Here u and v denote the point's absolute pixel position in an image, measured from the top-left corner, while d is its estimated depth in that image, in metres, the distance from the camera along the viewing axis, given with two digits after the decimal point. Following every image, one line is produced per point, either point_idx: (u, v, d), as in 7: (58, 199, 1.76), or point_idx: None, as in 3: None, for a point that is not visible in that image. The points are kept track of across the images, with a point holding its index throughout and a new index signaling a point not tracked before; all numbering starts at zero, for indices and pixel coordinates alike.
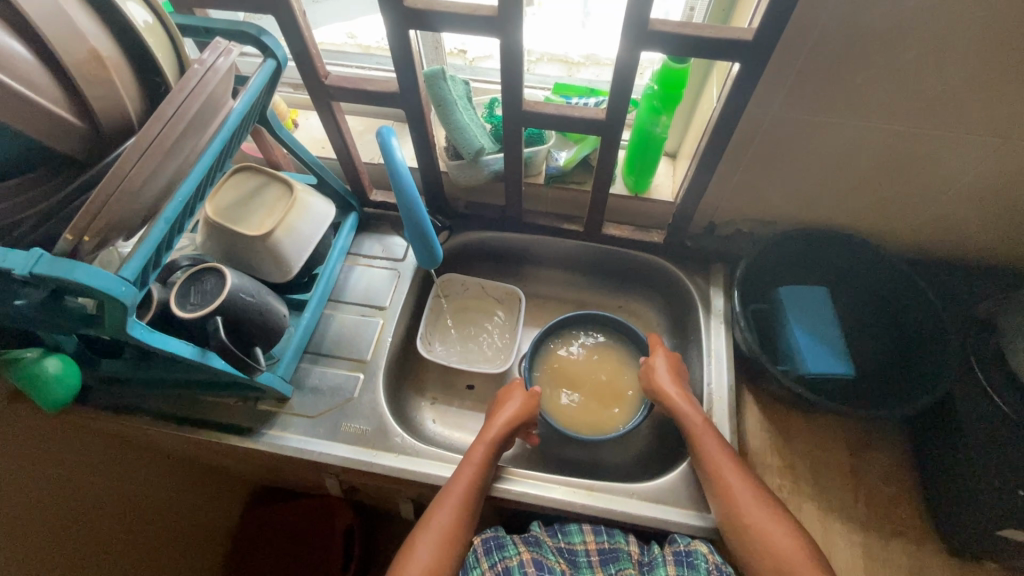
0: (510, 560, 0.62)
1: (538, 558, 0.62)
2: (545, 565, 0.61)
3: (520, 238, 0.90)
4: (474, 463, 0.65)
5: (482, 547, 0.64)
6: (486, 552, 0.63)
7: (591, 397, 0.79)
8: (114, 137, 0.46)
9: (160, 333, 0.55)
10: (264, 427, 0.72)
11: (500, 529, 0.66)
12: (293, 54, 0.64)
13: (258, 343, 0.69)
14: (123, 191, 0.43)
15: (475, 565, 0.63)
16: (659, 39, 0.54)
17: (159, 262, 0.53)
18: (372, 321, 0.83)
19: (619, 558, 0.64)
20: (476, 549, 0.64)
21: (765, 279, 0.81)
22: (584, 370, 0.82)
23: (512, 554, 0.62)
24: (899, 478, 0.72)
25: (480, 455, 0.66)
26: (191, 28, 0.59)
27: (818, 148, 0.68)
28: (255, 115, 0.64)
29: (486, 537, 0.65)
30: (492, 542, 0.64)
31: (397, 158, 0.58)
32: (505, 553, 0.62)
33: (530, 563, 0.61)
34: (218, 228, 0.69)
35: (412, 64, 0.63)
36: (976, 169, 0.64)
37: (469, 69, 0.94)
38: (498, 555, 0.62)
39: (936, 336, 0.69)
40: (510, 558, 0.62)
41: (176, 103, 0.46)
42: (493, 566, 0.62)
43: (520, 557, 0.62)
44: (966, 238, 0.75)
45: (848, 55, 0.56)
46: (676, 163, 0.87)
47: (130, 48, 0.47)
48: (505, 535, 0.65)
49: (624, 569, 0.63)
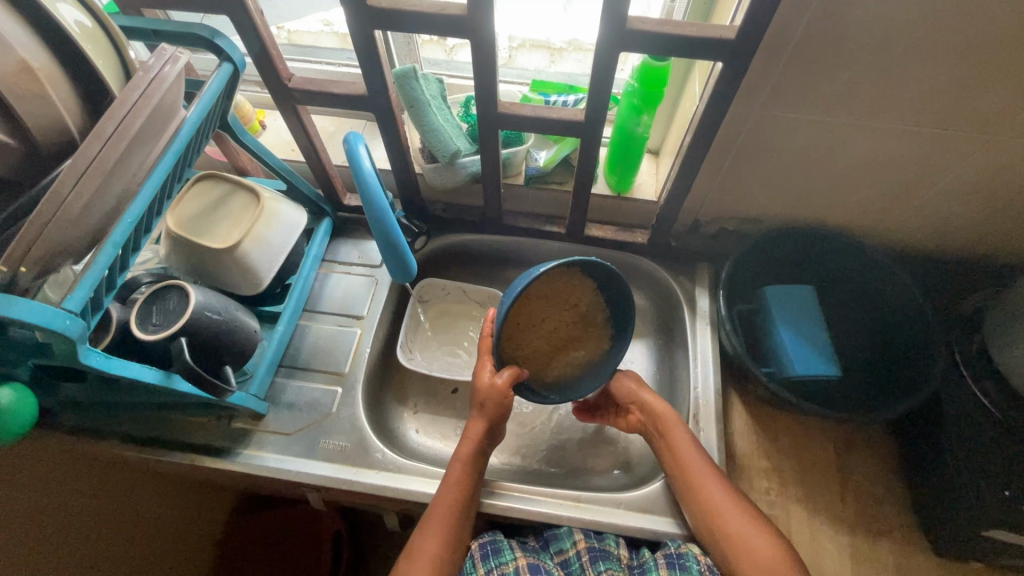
0: (505, 566, 0.62)
1: (535, 563, 0.62)
2: (541, 568, 0.62)
3: (500, 241, 0.88)
4: (449, 489, 0.62)
5: (479, 552, 0.64)
6: (483, 557, 0.63)
7: (556, 344, 0.69)
8: (52, 155, 0.43)
9: (118, 359, 0.52)
10: (238, 447, 0.70)
11: (497, 533, 0.66)
12: (252, 56, 0.60)
13: (228, 361, 0.66)
14: (62, 217, 0.40)
15: (472, 570, 0.62)
16: (639, 38, 0.51)
17: (113, 284, 0.50)
18: (349, 331, 0.80)
19: (609, 557, 0.63)
20: (473, 555, 0.64)
21: (750, 278, 0.80)
22: (555, 313, 0.69)
23: (508, 560, 0.62)
24: (885, 478, 0.71)
25: (456, 476, 0.63)
26: (138, 31, 0.54)
27: (803, 147, 0.66)
28: (213, 122, 0.60)
29: (483, 542, 0.65)
30: (489, 546, 0.64)
31: (365, 167, 0.56)
32: (501, 558, 0.62)
33: (525, 568, 0.61)
34: (180, 241, 0.65)
35: (379, 64, 0.60)
36: (962, 165, 0.63)
37: (445, 64, 0.90)
38: (493, 561, 0.62)
39: (922, 333, 0.68)
40: (506, 564, 0.62)
41: (117, 118, 0.42)
42: (489, 572, 0.61)
43: (516, 562, 0.62)
44: (952, 234, 0.74)
45: (832, 52, 0.54)
46: (659, 160, 0.85)
47: (66, 57, 0.43)
48: (502, 540, 0.65)
49: (613, 567, 0.61)
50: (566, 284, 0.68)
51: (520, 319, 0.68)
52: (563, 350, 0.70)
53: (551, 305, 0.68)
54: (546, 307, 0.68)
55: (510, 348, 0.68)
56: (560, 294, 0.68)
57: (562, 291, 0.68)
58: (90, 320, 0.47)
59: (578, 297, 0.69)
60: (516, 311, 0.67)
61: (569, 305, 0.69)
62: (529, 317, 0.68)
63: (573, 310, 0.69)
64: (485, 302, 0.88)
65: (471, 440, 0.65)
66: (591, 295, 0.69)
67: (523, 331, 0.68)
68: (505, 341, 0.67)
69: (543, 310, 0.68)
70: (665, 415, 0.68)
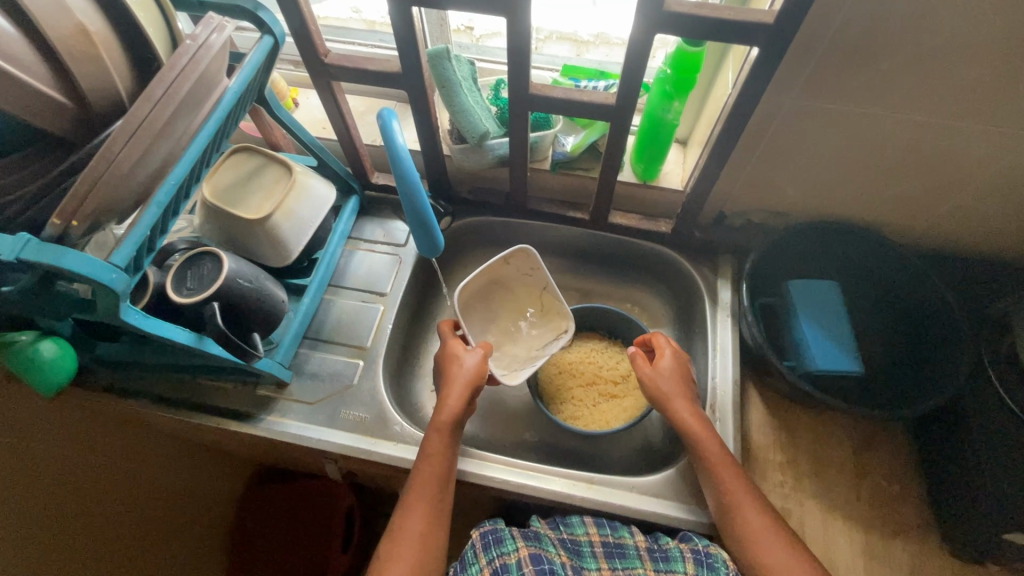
0: (507, 557, 0.59)
1: (537, 553, 0.59)
2: (544, 559, 0.58)
3: (523, 224, 0.88)
4: (413, 516, 0.59)
5: (481, 541, 0.62)
6: (485, 547, 0.61)
7: (598, 401, 0.79)
8: (103, 117, 0.45)
9: (154, 319, 0.54)
10: (263, 413, 0.72)
11: (498, 522, 0.64)
12: (292, 31, 0.62)
13: (256, 328, 0.68)
14: (113, 174, 0.42)
15: (474, 560, 0.61)
16: (675, 21, 0.51)
17: (153, 247, 0.52)
18: (373, 307, 0.81)
19: (626, 554, 0.61)
20: (476, 543, 0.62)
21: (774, 271, 0.79)
22: (592, 367, 0.81)
23: (511, 551, 0.59)
24: (902, 477, 0.71)
25: (422, 499, 0.60)
26: (184, 1, 0.56)
27: (835, 139, 0.65)
28: (252, 95, 0.62)
29: (485, 530, 0.63)
30: (491, 536, 0.62)
31: (399, 142, 0.56)
32: (504, 548, 0.60)
33: (527, 560, 0.58)
34: (215, 210, 0.67)
35: (415, 43, 0.61)
36: (1001, 162, 0.62)
37: (474, 48, 0.91)
38: (495, 551, 0.60)
39: (950, 332, 0.67)
40: (507, 555, 0.59)
41: (166, 82, 0.44)
42: (491, 562, 0.59)
43: (518, 554, 0.59)
44: (984, 232, 0.73)
45: (871, 43, 0.53)
46: (687, 150, 0.84)
47: (119, 22, 0.45)
48: (504, 529, 0.63)
49: (631, 565, 0.60)
50: (606, 350, 0.83)
51: (565, 366, 0.81)
52: (603, 407, 0.78)
53: (593, 364, 0.82)
54: (590, 364, 0.82)
55: (551, 390, 0.80)
56: (601, 356, 0.82)
57: (603, 355, 0.82)
58: (133, 278, 0.49)
59: (618, 361, 0.82)
60: (560, 359, 0.82)
61: (610, 367, 0.81)
62: (571, 367, 0.81)
63: (613, 371, 0.81)
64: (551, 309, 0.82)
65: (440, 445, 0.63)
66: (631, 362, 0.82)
67: (566, 381, 0.80)
68: (547, 381, 0.80)
69: (583, 364, 0.82)
70: (693, 427, 0.64)
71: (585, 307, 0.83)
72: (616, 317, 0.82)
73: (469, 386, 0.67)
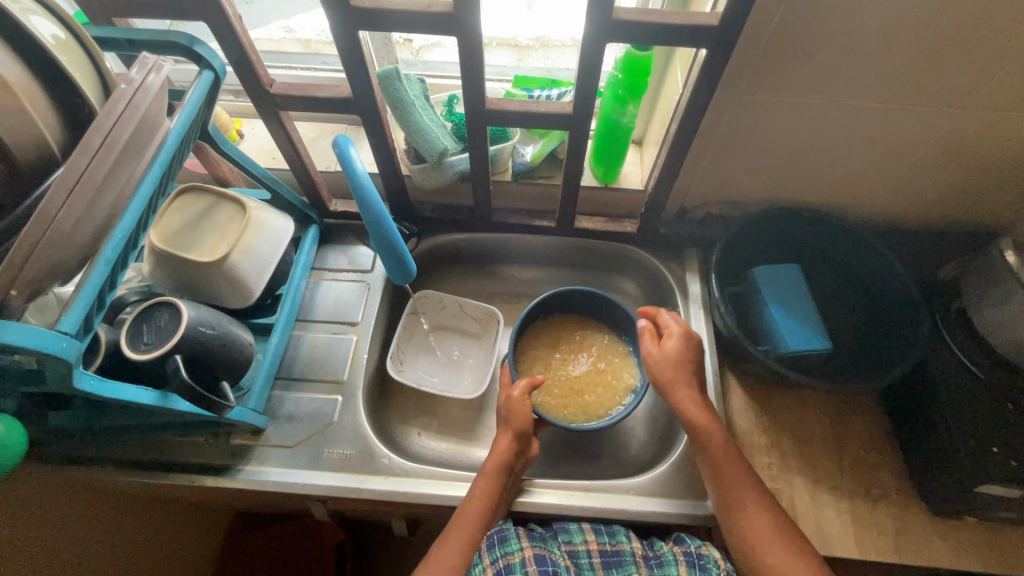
0: (512, 557, 0.59)
1: (542, 553, 0.60)
2: (548, 559, 0.59)
3: (491, 238, 0.88)
4: (475, 501, 0.62)
5: (485, 540, 0.61)
6: (489, 547, 0.60)
7: (583, 392, 0.77)
8: (33, 173, 0.41)
9: (112, 381, 0.50)
10: (240, 463, 0.68)
11: (505, 520, 0.63)
12: (232, 62, 0.59)
13: (224, 376, 0.64)
14: (53, 235, 0.38)
15: (479, 561, 0.60)
16: (624, 29, 0.52)
17: (104, 304, 0.48)
18: (345, 338, 0.79)
19: (623, 561, 0.62)
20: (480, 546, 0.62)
21: (739, 259, 0.82)
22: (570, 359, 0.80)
23: (514, 550, 0.59)
24: (879, 444, 0.74)
25: (463, 533, 0.61)
26: (111, 41, 0.53)
27: (783, 129, 0.68)
28: (195, 132, 0.59)
29: (489, 530, 0.62)
30: (495, 535, 0.62)
31: (359, 169, 0.54)
32: (507, 548, 0.60)
33: (533, 560, 0.58)
34: (166, 256, 0.63)
35: (364, 66, 0.59)
36: (934, 138, 0.66)
37: (419, 64, 0.90)
38: (500, 550, 0.60)
39: (908, 303, 0.71)
40: (512, 555, 0.59)
41: (103, 131, 0.41)
42: (495, 562, 0.59)
43: (522, 553, 0.59)
44: (923, 205, 0.77)
45: (808, 38, 0.56)
46: (643, 149, 0.86)
47: (40, 70, 0.41)
48: (510, 527, 0.62)
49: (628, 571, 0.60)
50: (581, 338, 0.82)
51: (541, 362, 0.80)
52: (590, 398, 0.77)
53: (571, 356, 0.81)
54: (568, 357, 0.80)
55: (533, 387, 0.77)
56: (578, 346, 0.81)
57: (580, 345, 0.82)
58: (85, 341, 0.45)
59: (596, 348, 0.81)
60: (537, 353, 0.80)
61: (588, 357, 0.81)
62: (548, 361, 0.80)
63: (592, 361, 0.80)
64: (478, 318, 0.88)
65: (486, 483, 0.63)
66: (608, 348, 0.82)
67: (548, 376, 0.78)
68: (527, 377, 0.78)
69: (560, 357, 0.80)
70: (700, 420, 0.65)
71: (559, 294, 0.81)
72: (592, 300, 0.81)
73: (517, 432, 0.66)
